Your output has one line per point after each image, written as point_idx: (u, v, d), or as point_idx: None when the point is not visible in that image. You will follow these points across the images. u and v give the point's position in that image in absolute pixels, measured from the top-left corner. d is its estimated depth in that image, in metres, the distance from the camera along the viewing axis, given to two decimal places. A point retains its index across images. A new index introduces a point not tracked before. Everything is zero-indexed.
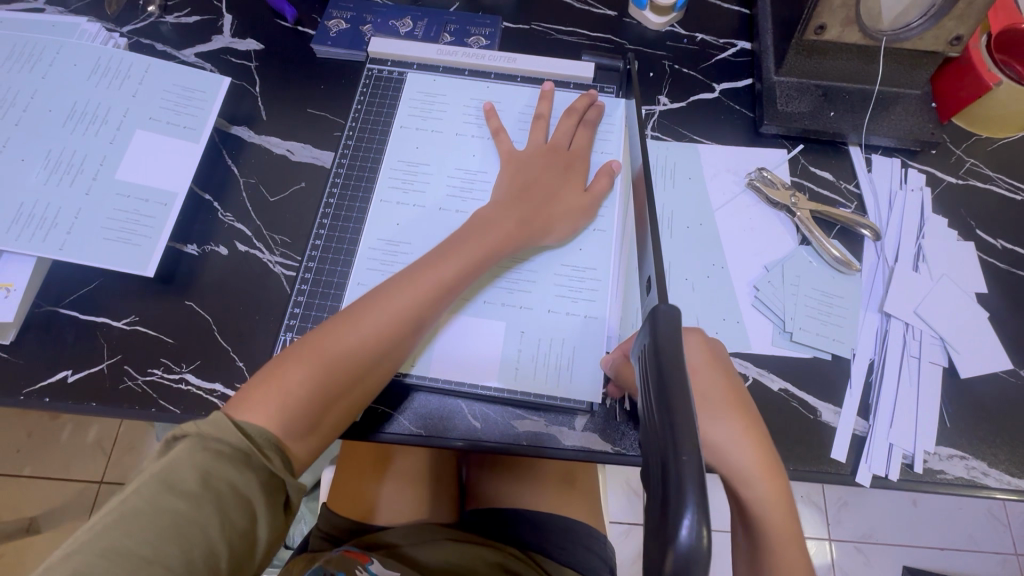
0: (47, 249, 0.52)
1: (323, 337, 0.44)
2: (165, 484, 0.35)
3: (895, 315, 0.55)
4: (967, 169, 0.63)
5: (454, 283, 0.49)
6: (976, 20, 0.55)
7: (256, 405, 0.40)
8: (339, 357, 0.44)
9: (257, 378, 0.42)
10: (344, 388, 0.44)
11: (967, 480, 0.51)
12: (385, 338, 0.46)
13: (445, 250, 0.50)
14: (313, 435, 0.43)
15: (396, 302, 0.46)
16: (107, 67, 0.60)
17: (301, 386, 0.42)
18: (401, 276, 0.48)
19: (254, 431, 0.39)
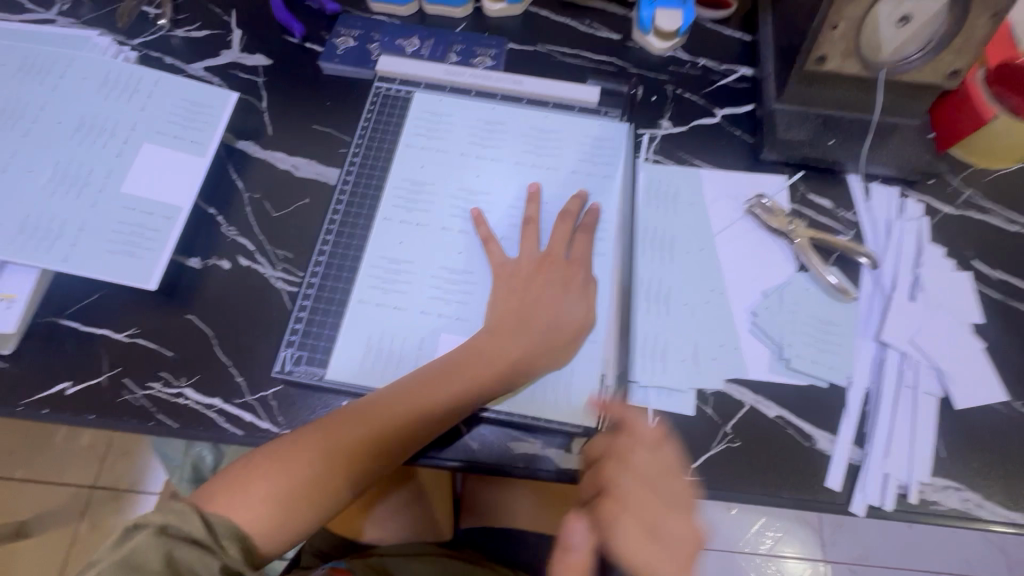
0: (51, 261, 0.53)
1: (298, 449, 0.46)
2: (132, 567, 0.40)
3: (891, 344, 0.56)
4: (964, 200, 0.64)
5: (433, 414, 0.48)
6: (974, 54, 0.56)
7: (227, 504, 0.45)
8: (308, 475, 0.46)
9: (234, 474, 0.46)
10: (313, 504, 0.46)
11: (962, 511, 0.51)
12: (355, 462, 0.47)
13: (429, 378, 0.50)
14: (281, 539, 0.46)
15: (368, 427, 0.48)
16: (116, 80, 0.61)
17: (267, 496, 0.45)
18: (384, 398, 0.49)
19: (217, 528, 0.43)
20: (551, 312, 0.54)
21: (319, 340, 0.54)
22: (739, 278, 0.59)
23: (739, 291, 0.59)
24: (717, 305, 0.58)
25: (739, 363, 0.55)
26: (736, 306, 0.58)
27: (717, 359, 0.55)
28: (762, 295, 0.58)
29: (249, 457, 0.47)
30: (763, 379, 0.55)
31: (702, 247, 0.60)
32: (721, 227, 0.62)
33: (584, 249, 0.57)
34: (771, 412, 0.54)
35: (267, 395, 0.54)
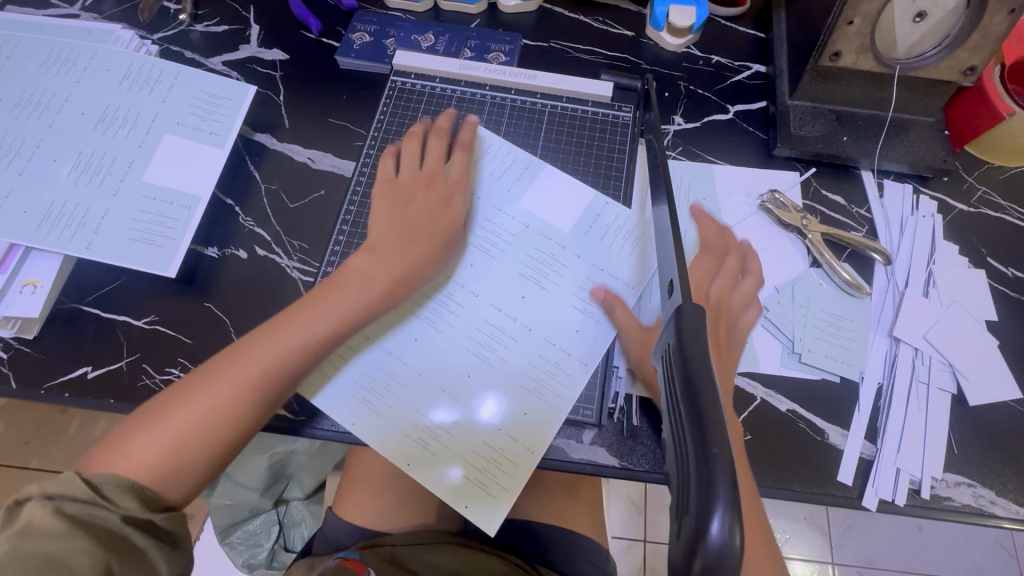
0: (74, 248, 0.54)
1: (180, 394, 0.44)
2: (20, 534, 0.35)
3: (905, 340, 0.56)
4: (979, 197, 0.64)
5: (310, 333, 0.48)
6: (990, 51, 0.56)
7: (113, 461, 0.41)
8: (197, 414, 0.43)
9: (115, 435, 0.43)
10: (208, 438, 0.44)
11: (974, 508, 0.51)
12: (240, 391, 0.45)
13: (299, 307, 0.49)
14: (183, 482, 0.43)
15: (248, 357, 0.46)
16: (138, 73, 0.62)
17: (149, 447, 0.42)
18: (252, 333, 0.48)
19: (99, 481, 0.39)
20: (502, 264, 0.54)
21: None
22: None
23: None
24: None
25: (750, 356, 0.55)
26: None
27: None
28: (774, 289, 0.59)
29: (134, 414, 0.44)
30: (774, 372, 0.55)
31: None
32: (734, 222, 0.62)
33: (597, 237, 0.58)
34: (782, 406, 0.54)
35: None
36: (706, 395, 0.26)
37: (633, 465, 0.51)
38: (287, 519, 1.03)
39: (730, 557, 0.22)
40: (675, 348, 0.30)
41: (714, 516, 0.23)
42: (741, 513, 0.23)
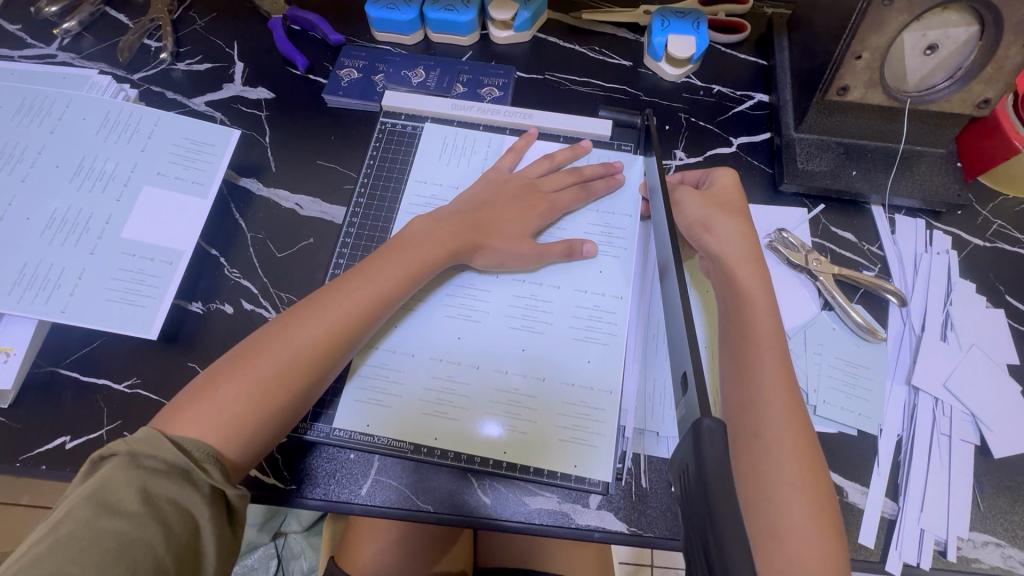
0: (49, 312, 0.51)
1: (261, 350, 0.45)
2: (101, 505, 0.36)
3: (924, 389, 0.53)
4: (994, 231, 0.62)
5: (394, 290, 0.50)
6: (1005, 85, 0.54)
7: (190, 421, 0.41)
8: (277, 371, 0.44)
9: (192, 392, 0.43)
10: (279, 397, 0.44)
11: (1004, 569, 0.48)
12: (312, 347, 0.45)
13: (364, 270, 0.50)
14: (253, 441, 0.43)
15: (331, 311, 0.47)
16: (116, 121, 0.60)
17: (234, 403, 0.42)
18: (335, 285, 0.49)
19: (189, 444, 0.40)
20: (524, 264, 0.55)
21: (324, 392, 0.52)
22: None
23: None
24: None
25: None
26: None
27: None
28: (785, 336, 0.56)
29: (215, 368, 0.45)
30: None
31: None
32: None
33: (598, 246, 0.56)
34: None
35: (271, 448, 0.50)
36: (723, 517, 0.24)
37: (643, 530, 0.48)
38: (285, 551, 1.00)
39: None
40: (692, 469, 0.27)
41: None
42: None
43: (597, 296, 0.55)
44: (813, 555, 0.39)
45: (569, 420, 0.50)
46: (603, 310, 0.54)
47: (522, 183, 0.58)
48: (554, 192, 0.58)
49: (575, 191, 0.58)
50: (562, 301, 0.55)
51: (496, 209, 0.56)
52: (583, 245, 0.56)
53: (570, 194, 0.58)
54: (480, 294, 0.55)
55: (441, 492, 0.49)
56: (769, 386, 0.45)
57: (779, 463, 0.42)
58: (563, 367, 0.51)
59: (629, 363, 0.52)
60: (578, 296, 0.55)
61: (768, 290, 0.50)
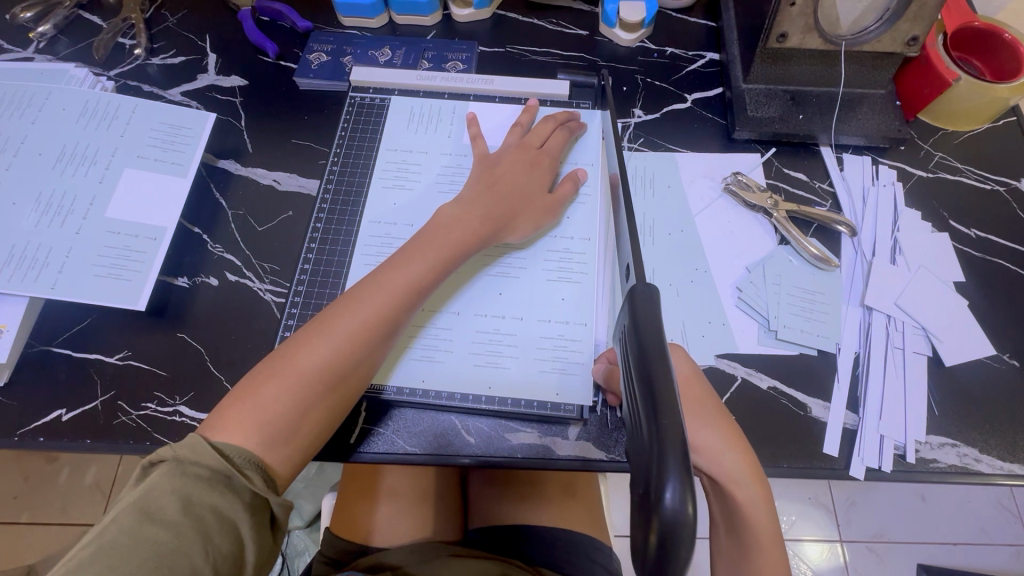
0: (39, 289, 0.53)
1: (296, 350, 0.44)
2: (144, 514, 0.35)
3: (876, 307, 0.56)
4: (936, 162, 0.65)
5: (423, 282, 0.49)
6: (929, 21, 0.58)
7: (233, 425, 0.41)
8: (315, 370, 0.44)
9: (234, 395, 0.43)
10: (319, 400, 0.44)
11: (960, 467, 0.51)
12: (349, 347, 0.45)
13: (396, 265, 0.49)
14: (295, 446, 0.43)
15: (365, 307, 0.46)
16: (95, 110, 0.62)
17: (277, 405, 0.42)
18: (367, 280, 0.48)
19: (231, 451, 0.39)
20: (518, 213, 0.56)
21: None
22: (722, 255, 0.60)
23: (723, 270, 0.59)
24: (701, 284, 0.58)
25: (727, 339, 0.56)
26: (722, 283, 0.59)
27: (705, 335, 0.56)
28: (746, 270, 0.59)
29: (254, 370, 0.44)
30: (751, 351, 0.55)
31: (684, 228, 0.61)
32: (700, 207, 0.63)
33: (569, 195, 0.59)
34: (763, 384, 0.54)
35: None
36: (656, 363, 0.28)
37: (619, 457, 0.51)
38: (290, 549, 1.00)
39: (684, 524, 0.24)
40: (630, 331, 0.32)
41: (667, 496, 0.24)
42: (693, 483, 0.24)
43: (564, 240, 0.58)
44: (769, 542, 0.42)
45: (548, 353, 0.53)
46: (569, 252, 0.58)
47: (512, 147, 0.60)
48: (542, 145, 0.61)
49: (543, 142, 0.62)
50: (534, 249, 0.58)
51: (508, 183, 0.57)
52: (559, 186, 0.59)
53: (540, 144, 0.61)
54: None
55: (442, 442, 0.51)
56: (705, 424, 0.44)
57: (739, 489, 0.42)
58: (541, 310, 0.55)
59: (596, 296, 0.55)
60: (548, 244, 0.58)
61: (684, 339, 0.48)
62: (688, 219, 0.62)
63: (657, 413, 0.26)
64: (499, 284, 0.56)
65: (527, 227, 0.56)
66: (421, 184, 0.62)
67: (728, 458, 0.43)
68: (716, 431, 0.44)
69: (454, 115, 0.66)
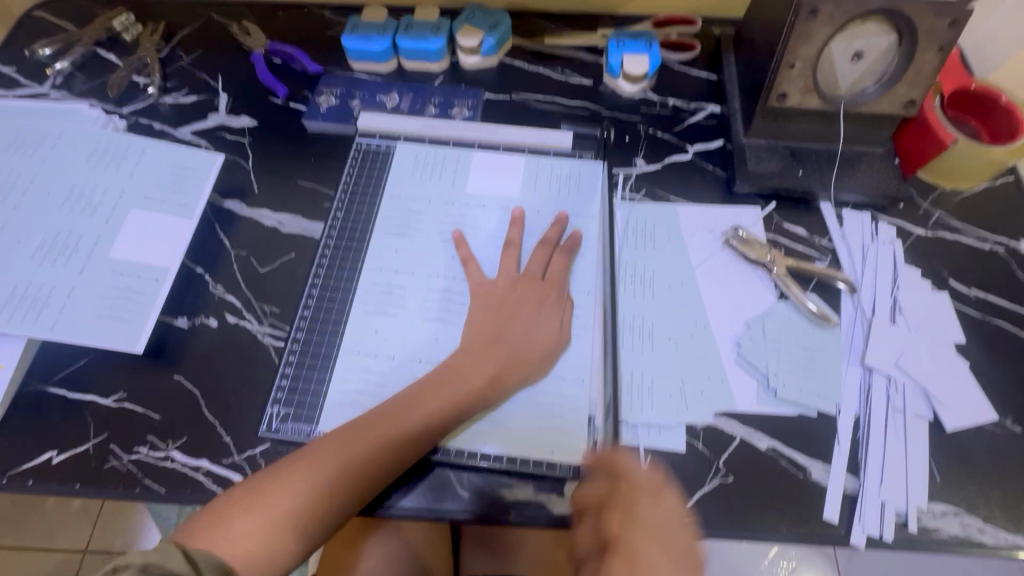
0: (38, 330, 0.53)
1: (284, 478, 0.45)
2: None
3: (877, 368, 0.56)
4: (935, 221, 0.66)
5: (427, 425, 0.49)
6: (926, 86, 0.59)
7: (209, 539, 0.43)
8: (297, 506, 0.45)
9: (221, 508, 0.44)
10: (291, 533, 0.44)
11: (963, 537, 0.50)
12: (330, 489, 0.46)
13: (393, 412, 0.49)
14: (260, 573, 0.43)
15: (363, 448, 0.47)
16: (105, 149, 0.63)
17: (251, 533, 0.43)
18: (373, 415, 0.49)
19: (202, 557, 0.41)
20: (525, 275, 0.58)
21: (305, 394, 0.55)
22: (721, 310, 0.60)
23: (722, 324, 0.59)
24: (700, 339, 0.58)
25: (726, 396, 0.55)
26: (721, 337, 0.58)
27: (704, 392, 0.55)
28: (745, 325, 0.59)
29: (239, 488, 0.46)
30: (751, 410, 0.55)
31: (683, 281, 0.61)
32: (700, 259, 0.63)
33: (562, 267, 0.59)
34: (762, 444, 0.54)
35: (254, 454, 0.53)
36: None
37: None
38: None
39: None
40: None
41: None
42: None
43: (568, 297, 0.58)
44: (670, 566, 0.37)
45: (543, 408, 0.53)
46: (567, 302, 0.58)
47: (507, 272, 0.58)
48: (545, 274, 0.58)
49: None
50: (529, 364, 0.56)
51: (514, 327, 0.55)
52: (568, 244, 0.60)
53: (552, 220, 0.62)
54: (461, 300, 0.58)
55: (442, 497, 0.51)
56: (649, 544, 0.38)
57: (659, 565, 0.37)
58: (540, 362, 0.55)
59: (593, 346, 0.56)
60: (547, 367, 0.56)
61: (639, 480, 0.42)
62: (687, 270, 0.62)
63: None
64: None
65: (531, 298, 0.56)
66: (422, 227, 0.63)
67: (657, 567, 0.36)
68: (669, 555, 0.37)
69: (460, 163, 0.67)
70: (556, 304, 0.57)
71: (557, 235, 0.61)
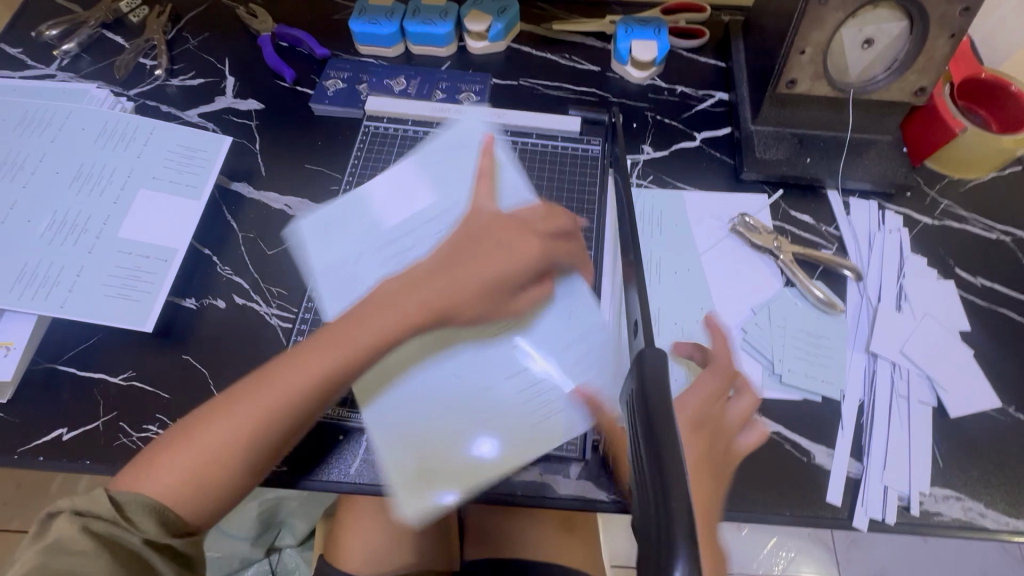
0: (47, 308, 0.54)
1: (215, 414, 0.43)
2: None
3: (882, 355, 0.56)
4: (942, 210, 0.66)
5: (360, 355, 0.45)
6: (937, 73, 0.59)
7: (137, 479, 0.41)
8: (221, 441, 0.42)
9: (152, 450, 0.43)
10: (220, 470, 0.42)
11: (965, 521, 0.50)
12: (254, 423, 0.43)
13: (316, 346, 0.45)
14: (195, 509, 0.42)
15: (286, 381, 0.43)
16: (113, 130, 0.63)
17: (169, 471, 0.41)
18: (304, 345, 0.46)
19: (126, 499, 0.40)
20: None
21: None
22: (727, 295, 0.60)
23: (729, 310, 0.59)
24: None
25: None
26: (727, 322, 0.59)
27: None
28: (751, 311, 0.59)
29: (176, 427, 0.44)
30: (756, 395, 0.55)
31: (690, 267, 0.61)
32: (707, 246, 0.63)
33: None
34: (767, 428, 0.54)
35: None
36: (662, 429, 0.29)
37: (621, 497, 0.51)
38: (280, 568, 0.96)
39: None
40: (637, 396, 0.33)
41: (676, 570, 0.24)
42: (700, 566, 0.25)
43: None
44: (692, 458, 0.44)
45: None
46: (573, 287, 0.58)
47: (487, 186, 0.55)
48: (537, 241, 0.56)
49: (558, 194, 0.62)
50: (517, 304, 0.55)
51: (480, 243, 0.49)
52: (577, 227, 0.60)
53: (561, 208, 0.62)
54: None
55: None
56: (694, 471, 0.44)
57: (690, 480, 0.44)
58: None
59: None
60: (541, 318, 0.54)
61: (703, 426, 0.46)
62: (693, 257, 0.62)
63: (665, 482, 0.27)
64: None
65: None
66: None
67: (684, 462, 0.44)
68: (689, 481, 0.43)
69: None
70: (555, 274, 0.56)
71: None
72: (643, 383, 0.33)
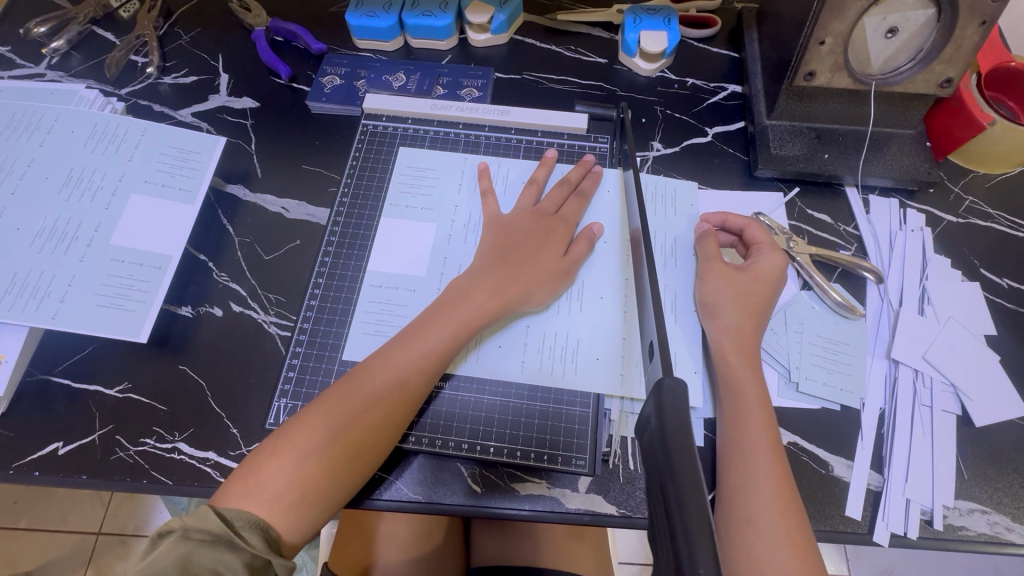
0: (40, 318, 0.52)
1: (312, 418, 0.45)
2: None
3: (903, 361, 0.54)
4: (967, 207, 0.63)
5: (451, 343, 0.49)
6: (965, 64, 0.56)
7: (241, 496, 0.41)
8: (330, 444, 0.44)
9: (247, 466, 0.43)
10: (323, 481, 0.43)
11: (991, 536, 0.49)
12: (357, 420, 0.45)
13: (399, 345, 0.49)
14: (304, 526, 0.42)
15: (386, 374, 0.47)
16: (104, 132, 0.61)
17: (277, 481, 0.42)
18: (395, 341, 0.50)
19: (232, 515, 0.40)
20: (534, 254, 0.55)
21: (313, 387, 0.54)
22: None
23: None
24: None
25: None
26: None
27: None
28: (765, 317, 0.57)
29: (261, 446, 0.45)
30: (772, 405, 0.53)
31: None
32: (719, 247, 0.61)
33: (580, 254, 0.56)
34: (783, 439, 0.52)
35: None
36: (679, 450, 0.28)
37: (631, 512, 0.49)
38: None
39: None
40: (655, 421, 0.31)
41: None
42: None
43: (580, 287, 0.57)
44: (762, 453, 0.44)
45: (551, 399, 0.52)
46: (579, 291, 0.56)
47: (526, 216, 0.58)
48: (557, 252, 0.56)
49: (563, 194, 0.60)
50: (552, 309, 0.55)
51: (524, 249, 0.55)
52: (593, 229, 0.58)
53: (572, 207, 0.59)
54: None
55: (457, 489, 0.50)
56: (763, 471, 0.43)
57: (756, 457, 0.44)
58: (553, 352, 0.53)
59: (610, 337, 0.54)
60: (567, 319, 0.55)
61: (771, 423, 0.46)
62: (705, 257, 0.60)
63: (682, 510, 0.25)
64: (514, 338, 0.54)
65: (542, 295, 0.53)
66: (431, 211, 0.62)
67: (757, 462, 0.43)
68: (764, 461, 0.43)
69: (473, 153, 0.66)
70: (558, 281, 0.54)
71: (575, 221, 0.59)
72: (662, 418, 0.30)
